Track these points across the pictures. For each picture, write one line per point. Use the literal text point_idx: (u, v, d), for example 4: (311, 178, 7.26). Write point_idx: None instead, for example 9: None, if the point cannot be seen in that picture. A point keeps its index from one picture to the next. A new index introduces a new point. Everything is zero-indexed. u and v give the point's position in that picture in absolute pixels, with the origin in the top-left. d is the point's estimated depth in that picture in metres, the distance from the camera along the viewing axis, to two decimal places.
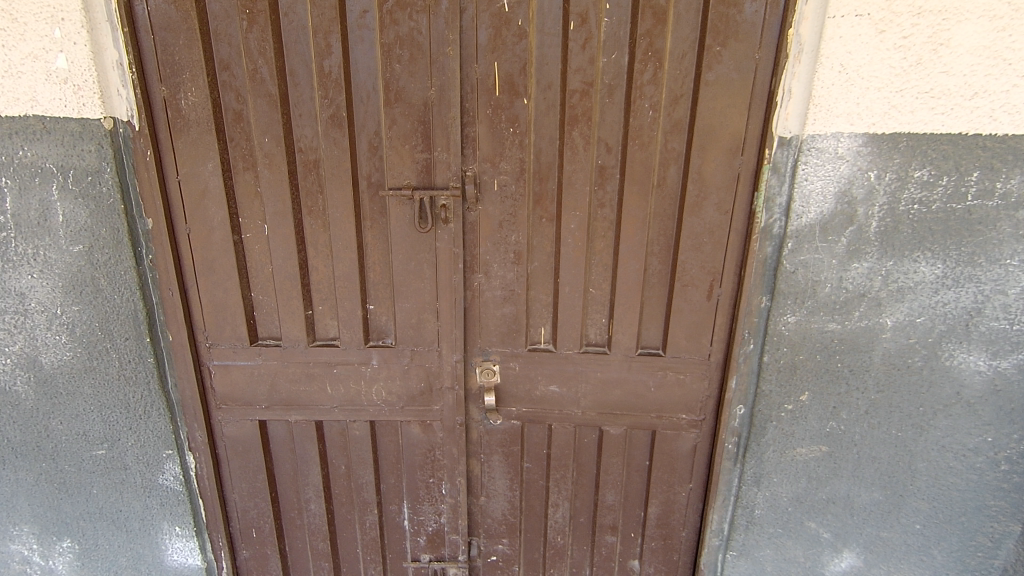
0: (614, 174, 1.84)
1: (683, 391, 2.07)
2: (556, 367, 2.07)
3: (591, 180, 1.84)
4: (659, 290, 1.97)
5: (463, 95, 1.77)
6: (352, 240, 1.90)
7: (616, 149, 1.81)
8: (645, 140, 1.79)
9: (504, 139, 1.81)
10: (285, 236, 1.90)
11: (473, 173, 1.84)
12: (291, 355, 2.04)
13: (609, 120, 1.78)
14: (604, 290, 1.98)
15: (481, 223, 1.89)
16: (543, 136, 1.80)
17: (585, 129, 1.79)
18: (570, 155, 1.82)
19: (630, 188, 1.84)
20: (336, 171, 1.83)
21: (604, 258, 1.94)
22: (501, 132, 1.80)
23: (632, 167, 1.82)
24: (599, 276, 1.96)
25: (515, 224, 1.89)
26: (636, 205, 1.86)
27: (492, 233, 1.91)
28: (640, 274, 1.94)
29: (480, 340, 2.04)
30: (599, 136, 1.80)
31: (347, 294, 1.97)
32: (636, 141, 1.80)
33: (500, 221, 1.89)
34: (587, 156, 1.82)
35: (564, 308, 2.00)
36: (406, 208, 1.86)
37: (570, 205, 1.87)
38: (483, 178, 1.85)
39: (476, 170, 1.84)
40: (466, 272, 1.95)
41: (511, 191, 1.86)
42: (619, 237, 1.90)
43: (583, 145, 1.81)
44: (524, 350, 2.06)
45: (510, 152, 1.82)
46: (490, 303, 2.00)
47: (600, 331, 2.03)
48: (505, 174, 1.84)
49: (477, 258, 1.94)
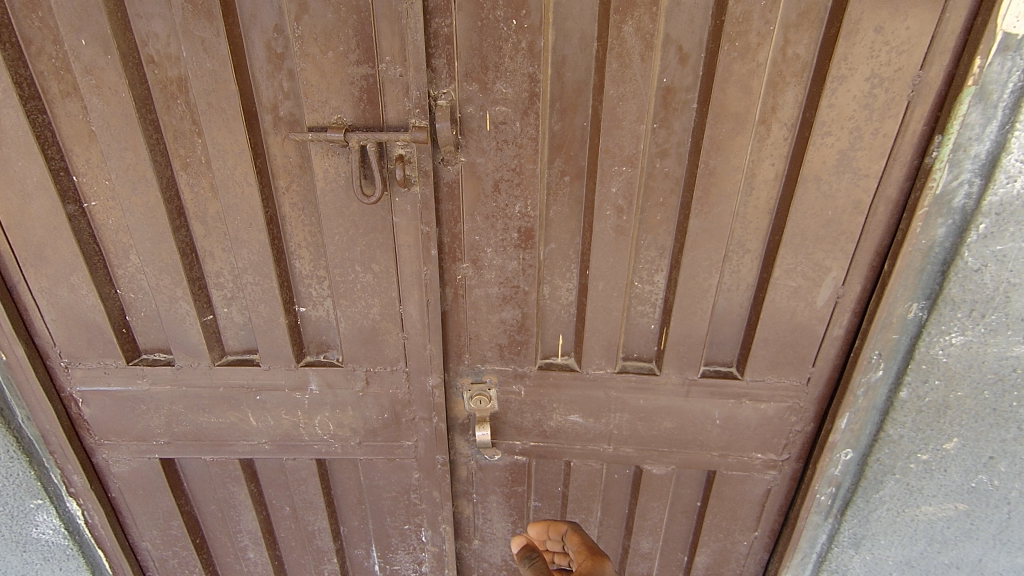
0: (688, 103, 1.08)
1: (761, 425, 1.43)
2: (580, 392, 1.42)
3: (649, 113, 1.09)
4: (741, 286, 1.28)
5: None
6: (257, 212, 1.18)
7: (695, 56, 1.04)
8: (753, 39, 1.01)
9: (502, 40, 1.03)
10: (148, 206, 1.18)
11: (449, 103, 1.08)
12: (189, 378, 1.39)
13: (687, 4, 1.00)
14: (657, 285, 1.30)
15: (466, 184, 1.16)
16: (569, 33, 1.03)
17: (644, 22, 1.01)
18: (616, 69, 1.05)
19: (715, 128, 1.08)
20: (211, 99, 1.06)
21: (660, 238, 1.23)
22: (496, 26, 1.02)
23: (724, 90, 1.05)
24: (650, 265, 1.27)
25: (519, 186, 1.16)
26: (722, 157, 1.11)
27: (481, 201, 1.18)
28: (716, 264, 1.24)
29: (468, 354, 1.38)
30: (669, 34, 1.02)
31: (260, 293, 1.28)
32: (735, 44, 1.01)
33: (495, 182, 1.16)
34: (645, 71, 1.05)
35: (592, 313, 1.32)
36: (338, 159, 1.11)
37: (611, 157, 1.13)
38: (466, 112, 1.09)
39: (456, 97, 1.08)
40: (444, 262, 1.25)
41: (514, 136, 1.11)
42: (688, 209, 1.18)
43: (640, 50, 1.03)
44: (533, 369, 1.40)
45: (511, 62, 1.05)
46: (482, 304, 1.31)
47: (649, 340, 1.38)
48: (503, 102, 1.08)
49: (459, 240, 1.23)
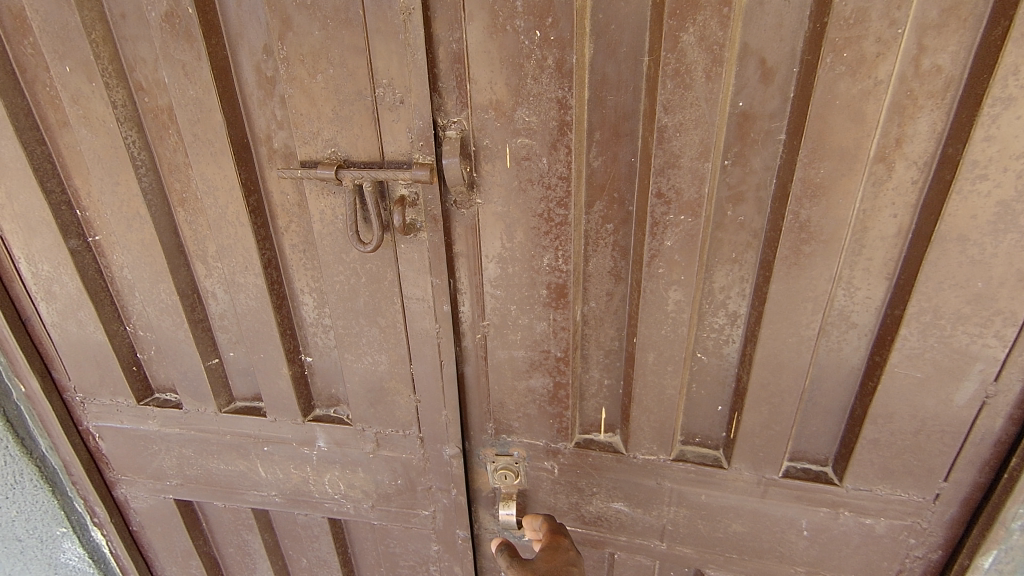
0: (771, 133, 0.81)
1: (865, 544, 1.08)
2: (625, 480, 1.16)
3: (717, 146, 0.81)
4: (842, 368, 0.96)
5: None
6: (253, 255, 1.04)
7: (783, 70, 0.77)
8: (870, 46, 0.71)
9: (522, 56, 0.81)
10: (146, 244, 1.08)
11: (461, 134, 0.88)
12: (197, 422, 1.29)
13: (773, 3, 0.73)
14: (726, 359, 1.01)
15: (483, 231, 0.95)
16: (611, 45, 0.80)
17: (711, 28, 0.74)
18: (672, 90, 0.79)
19: (812, 167, 0.79)
20: (198, 131, 0.94)
21: (729, 302, 0.95)
22: (515, 38, 0.80)
23: (827, 116, 0.75)
24: (717, 335, 0.99)
25: (549, 235, 0.93)
26: (821, 206, 0.81)
27: (501, 251, 0.96)
28: (809, 344, 0.92)
29: (491, 422, 1.17)
30: (746, 42, 0.76)
31: (259, 342, 1.14)
32: (844, 54, 0.72)
33: (519, 230, 0.94)
34: (712, 93, 0.78)
35: (640, 393, 1.04)
36: (336, 200, 0.95)
37: (665, 204, 0.85)
38: (482, 145, 0.88)
39: (470, 127, 0.87)
40: (461, 316, 1.05)
41: (542, 173, 0.89)
42: (770, 270, 0.88)
43: (705, 65, 0.76)
44: (569, 447, 1.16)
45: (535, 83, 0.82)
46: (505, 369, 1.09)
47: (717, 424, 1.09)
48: (526, 133, 0.86)
49: (478, 293, 1.02)
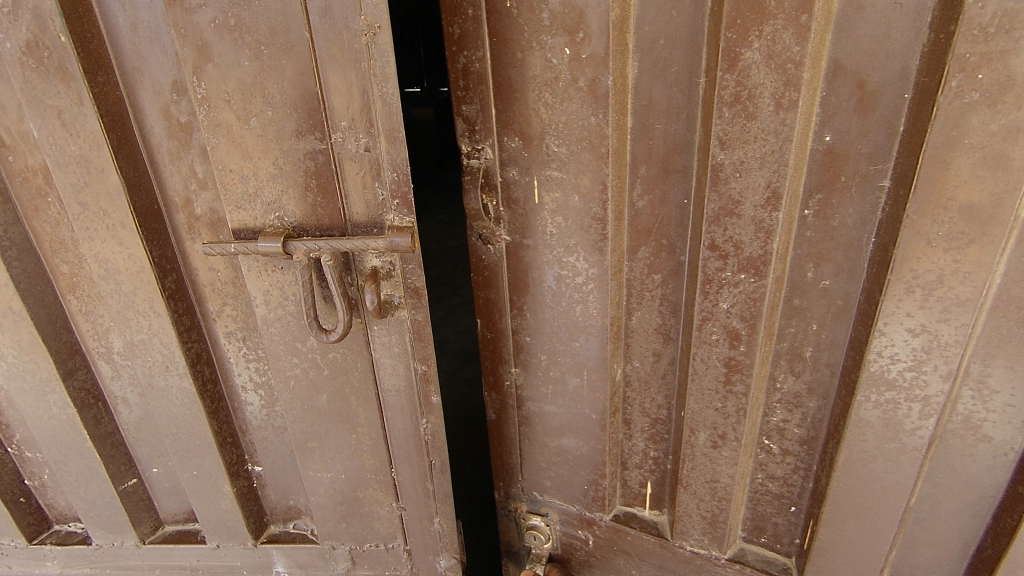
0: (869, 177, 0.62)
1: None
2: (665, 574, 0.95)
3: (791, 191, 0.64)
4: (966, 499, 0.67)
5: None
6: (173, 353, 0.80)
7: (887, 97, 0.58)
8: (1021, 65, 0.50)
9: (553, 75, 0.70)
10: (24, 345, 0.82)
11: (489, 161, 0.77)
12: (114, 557, 1.01)
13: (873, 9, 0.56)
14: (806, 451, 0.78)
15: (513, 270, 0.84)
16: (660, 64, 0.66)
17: (783, 42, 0.58)
18: (730, 120, 0.63)
19: (924, 228, 0.57)
20: (86, 198, 0.70)
21: (809, 384, 0.75)
22: (544, 59, 0.69)
23: (947, 161, 0.55)
24: (792, 422, 0.78)
25: (583, 279, 0.80)
26: (935, 280, 0.59)
27: (531, 291, 0.84)
28: (919, 459, 0.67)
29: (523, 475, 1.02)
30: (836, 59, 0.59)
31: (190, 457, 0.89)
32: (978, 76, 0.51)
33: (551, 269, 0.81)
34: (783, 124, 0.61)
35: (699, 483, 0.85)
36: (285, 278, 0.73)
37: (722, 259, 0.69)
38: (511, 177, 0.78)
39: (498, 158, 0.77)
40: (491, 364, 0.93)
41: (575, 212, 0.76)
42: (861, 353, 0.67)
43: (774, 89, 0.60)
44: (605, 518, 0.97)
45: (566, 110, 0.71)
46: (535, 425, 0.96)
47: (790, 526, 0.84)
48: (556, 165, 0.74)
49: (512, 339, 0.89)
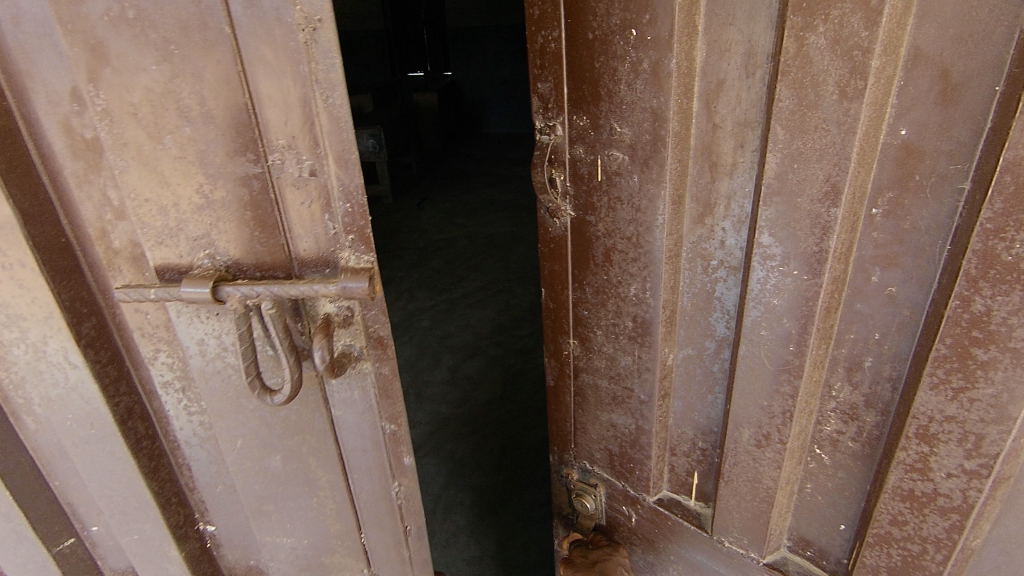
0: (947, 178, 0.54)
1: None
2: (707, 562, 0.91)
3: (854, 188, 0.58)
4: None
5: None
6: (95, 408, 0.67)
7: (974, 89, 0.51)
8: None
9: (617, 59, 0.68)
10: None
11: (559, 139, 0.79)
12: None
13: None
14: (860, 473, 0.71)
15: (575, 244, 0.84)
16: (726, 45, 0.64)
17: (850, 25, 0.52)
18: (789, 108, 0.58)
19: (999, 239, 0.50)
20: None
21: (863, 408, 0.68)
22: (607, 40, 0.68)
23: None
24: (845, 435, 0.71)
25: (634, 262, 0.78)
26: (1011, 299, 0.51)
27: (589, 259, 0.84)
28: (983, 496, 0.59)
29: (573, 444, 1.01)
30: (914, 45, 0.52)
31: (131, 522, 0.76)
32: None
33: (604, 241, 0.80)
34: (847, 115, 0.55)
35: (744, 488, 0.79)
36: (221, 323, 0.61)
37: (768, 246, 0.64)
38: (574, 152, 0.78)
39: (569, 130, 0.77)
40: (552, 334, 0.96)
41: (618, 193, 0.75)
42: (921, 370, 0.59)
43: (838, 77, 0.54)
44: (649, 500, 0.94)
45: (624, 93, 0.69)
46: (587, 407, 0.95)
47: (839, 543, 0.78)
48: (615, 144, 0.73)
49: (567, 309, 0.90)
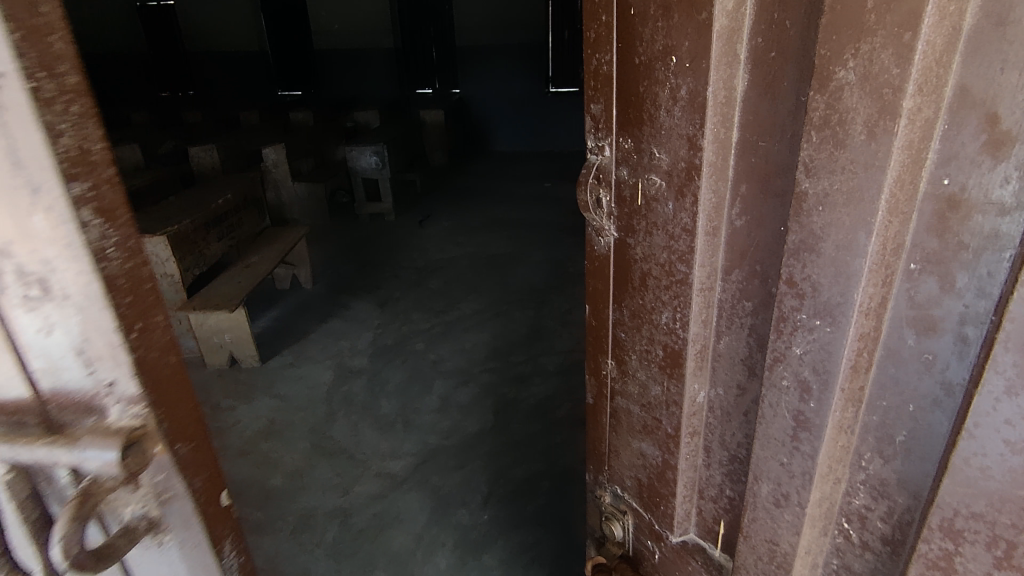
0: (998, 230, 0.68)
1: None
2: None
3: (883, 237, 0.74)
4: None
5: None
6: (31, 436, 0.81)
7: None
8: None
9: (658, 83, 0.95)
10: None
11: (605, 157, 1.11)
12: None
13: (1004, 52, 0.63)
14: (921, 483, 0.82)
15: (614, 262, 1.18)
16: (776, 86, 0.85)
17: (881, 63, 0.67)
18: (818, 146, 0.75)
19: None
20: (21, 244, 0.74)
21: (920, 401, 0.81)
22: (660, 74, 0.94)
23: None
24: (875, 511, 0.91)
25: (668, 290, 1.06)
26: None
27: (643, 261, 1.10)
28: (988, 491, 0.71)
29: (624, 446, 1.33)
30: (963, 84, 0.66)
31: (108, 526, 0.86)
32: None
33: (645, 243, 1.08)
34: (875, 156, 0.70)
35: (723, 463, 1.16)
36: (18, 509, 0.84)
37: (799, 299, 0.83)
38: (618, 174, 1.08)
39: (629, 150, 1.05)
40: (592, 344, 1.35)
41: (654, 216, 1.04)
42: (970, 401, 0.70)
43: (866, 115, 0.69)
44: (674, 539, 1.30)
45: (684, 121, 0.93)
46: (625, 417, 1.30)
47: (899, 525, 0.89)
48: (664, 176, 0.99)
49: (605, 329, 1.29)
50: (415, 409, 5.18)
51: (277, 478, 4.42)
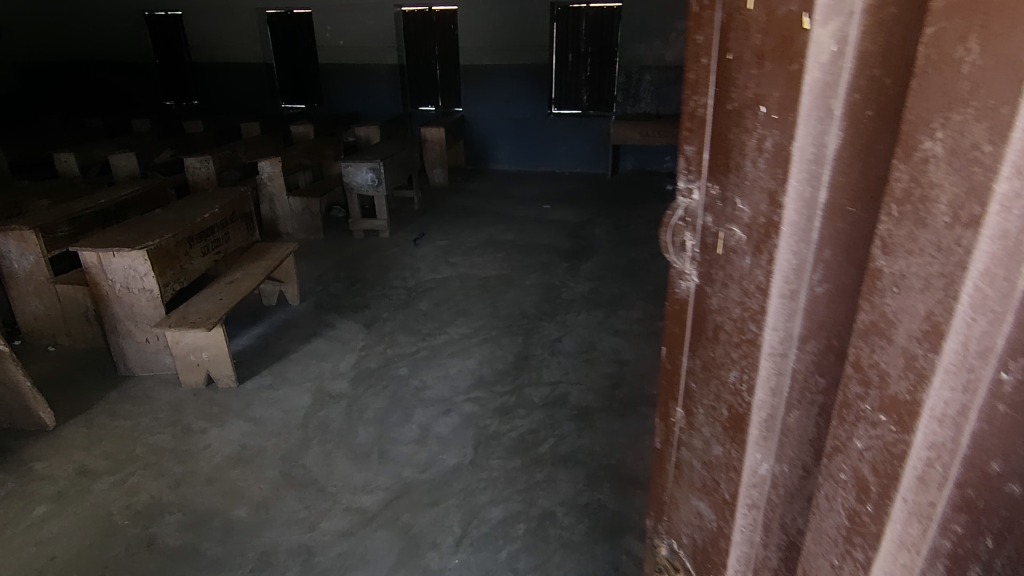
0: None
1: None
2: None
3: (964, 334, 0.63)
4: None
5: (708, 22, 0.87)
6: None
7: None
8: None
9: (747, 132, 0.83)
10: None
11: (693, 201, 0.95)
12: None
13: None
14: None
15: (692, 310, 1.03)
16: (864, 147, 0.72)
17: (974, 138, 0.57)
18: (896, 224, 0.65)
19: None
20: None
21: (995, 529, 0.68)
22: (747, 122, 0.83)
23: None
24: None
25: (740, 347, 0.93)
26: None
27: (719, 313, 0.97)
28: None
29: (681, 502, 1.18)
30: None
31: None
32: None
33: (718, 296, 0.96)
34: (956, 245, 0.61)
35: (780, 548, 0.98)
36: None
37: (864, 388, 0.73)
38: (703, 221, 0.94)
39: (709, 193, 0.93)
40: (664, 390, 1.20)
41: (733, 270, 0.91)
42: None
43: (953, 195, 0.60)
44: None
45: (763, 172, 0.82)
46: (687, 471, 1.14)
47: None
48: (740, 225, 0.87)
49: (677, 376, 1.12)
50: (393, 438, 4.99)
51: (242, 509, 4.23)
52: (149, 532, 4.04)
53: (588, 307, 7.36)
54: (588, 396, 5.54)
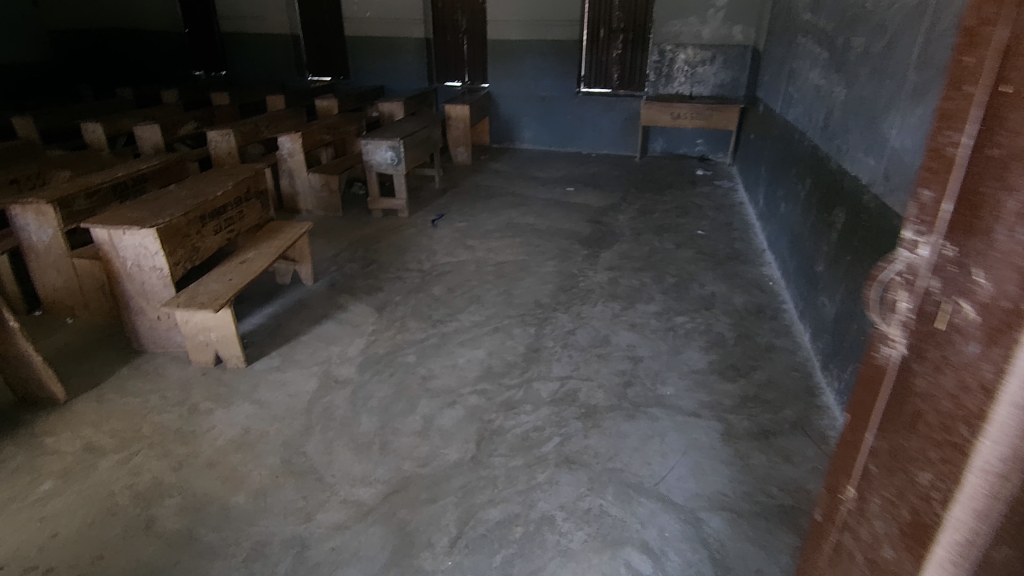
0: None
1: None
2: None
3: None
4: None
5: (987, 44, 0.93)
6: None
7: None
8: None
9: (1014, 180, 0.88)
10: None
11: (922, 256, 1.02)
12: None
13: None
14: None
15: (891, 391, 1.14)
16: None
17: None
18: None
19: None
20: None
21: None
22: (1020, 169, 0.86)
23: None
24: None
25: (950, 456, 1.01)
26: None
27: (924, 404, 1.05)
28: None
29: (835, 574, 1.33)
30: None
31: None
32: None
33: (926, 386, 1.05)
34: None
35: None
36: None
37: None
38: (931, 286, 1.01)
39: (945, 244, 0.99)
40: (837, 462, 1.33)
41: (954, 356, 0.99)
42: None
43: None
44: None
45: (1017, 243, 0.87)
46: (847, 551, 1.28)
47: None
48: (977, 320, 0.94)
49: (856, 448, 1.25)
50: (396, 429, 4.91)
51: (240, 496, 4.21)
52: (147, 515, 4.05)
53: (604, 298, 7.14)
54: (598, 394, 5.37)
